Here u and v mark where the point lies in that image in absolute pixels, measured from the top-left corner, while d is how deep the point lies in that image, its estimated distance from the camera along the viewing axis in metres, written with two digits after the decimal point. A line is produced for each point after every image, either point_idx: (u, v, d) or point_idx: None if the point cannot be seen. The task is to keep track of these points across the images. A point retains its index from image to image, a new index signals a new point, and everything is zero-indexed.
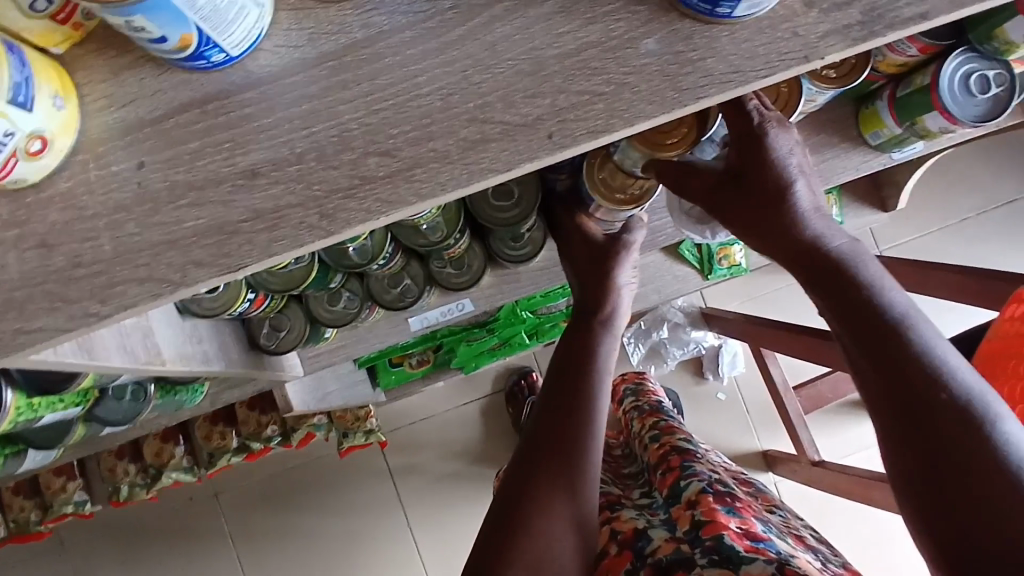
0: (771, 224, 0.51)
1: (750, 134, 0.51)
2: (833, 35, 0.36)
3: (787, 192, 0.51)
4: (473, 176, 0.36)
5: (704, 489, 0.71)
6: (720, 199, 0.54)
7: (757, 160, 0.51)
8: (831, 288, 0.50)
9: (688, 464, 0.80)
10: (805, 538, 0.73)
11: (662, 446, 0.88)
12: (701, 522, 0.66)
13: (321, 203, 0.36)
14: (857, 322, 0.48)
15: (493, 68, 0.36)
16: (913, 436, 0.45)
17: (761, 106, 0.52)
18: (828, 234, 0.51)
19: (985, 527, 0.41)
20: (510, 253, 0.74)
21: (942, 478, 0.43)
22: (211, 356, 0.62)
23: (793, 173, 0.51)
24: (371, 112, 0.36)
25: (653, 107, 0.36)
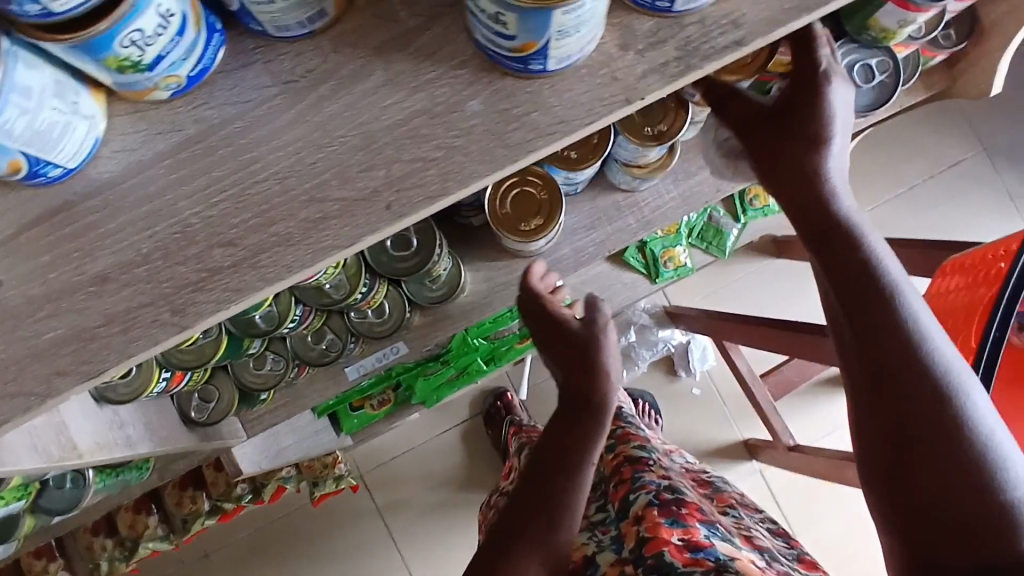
0: (797, 169, 0.51)
1: (808, 81, 0.50)
2: (651, 74, 0.37)
3: (822, 141, 0.50)
4: (317, 256, 0.36)
5: (650, 502, 0.72)
6: (751, 134, 0.54)
7: (800, 107, 0.51)
8: (842, 240, 0.50)
9: (638, 475, 0.80)
10: (756, 536, 0.73)
11: (616, 457, 0.88)
12: (644, 538, 0.67)
13: (172, 300, 0.36)
14: (858, 283, 0.48)
15: (325, 148, 0.36)
16: (887, 405, 0.47)
17: (831, 53, 0.50)
18: (841, 191, 0.51)
19: (942, 499, 0.44)
20: (429, 295, 0.76)
21: (908, 447, 0.45)
22: (135, 440, 0.61)
23: (836, 123, 0.50)
24: (211, 204, 0.36)
25: (485, 167, 0.37)
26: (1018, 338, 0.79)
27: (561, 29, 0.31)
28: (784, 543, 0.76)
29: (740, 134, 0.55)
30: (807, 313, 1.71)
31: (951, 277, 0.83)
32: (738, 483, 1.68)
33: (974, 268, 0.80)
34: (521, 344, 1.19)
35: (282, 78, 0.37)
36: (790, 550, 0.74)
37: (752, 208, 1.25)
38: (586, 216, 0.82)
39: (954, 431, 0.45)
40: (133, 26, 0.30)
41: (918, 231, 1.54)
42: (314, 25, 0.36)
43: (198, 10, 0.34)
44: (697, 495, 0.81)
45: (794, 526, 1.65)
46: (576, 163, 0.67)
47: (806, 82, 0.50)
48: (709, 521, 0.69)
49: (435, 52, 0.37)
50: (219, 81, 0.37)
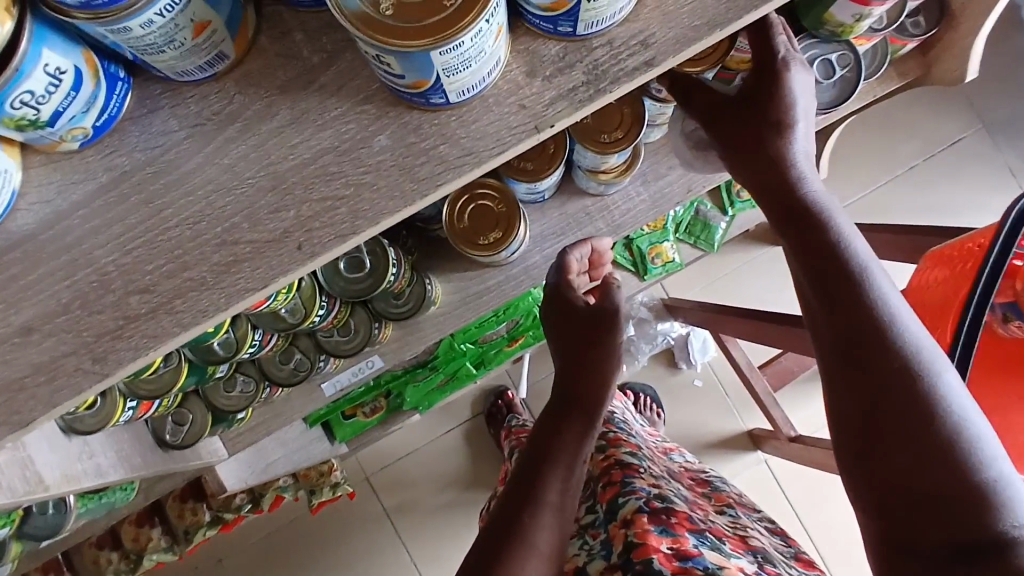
0: (761, 152, 0.50)
1: (767, 66, 0.49)
2: (559, 100, 0.37)
3: (784, 124, 0.49)
4: (231, 298, 0.37)
5: (640, 507, 0.67)
6: (717, 122, 0.53)
7: (762, 91, 0.49)
8: (809, 221, 0.47)
9: (628, 479, 0.74)
10: (752, 535, 0.68)
11: (606, 458, 0.80)
12: (632, 544, 0.63)
13: (92, 348, 0.37)
14: (827, 262, 0.45)
15: (235, 190, 0.36)
16: (860, 386, 0.43)
17: (788, 40, 0.49)
18: (808, 175, 0.49)
19: (921, 483, 0.40)
20: (396, 311, 0.77)
21: (883, 429, 0.41)
22: (105, 468, 0.61)
23: (797, 106, 0.49)
24: (127, 252, 0.37)
25: (394, 203, 0.36)
26: (1003, 329, 0.76)
27: (447, 67, 0.31)
28: (781, 542, 0.70)
29: (706, 124, 0.54)
30: None
31: (934, 268, 0.81)
32: (742, 473, 1.67)
33: (957, 261, 0.77)
34: (510, 347, 1.18)
35: (190, 121, 0.37)
36: (786, 548, 0.69)
37: (740, 200, 1.21)
38: (555, 223, 0.80)
39: (930, 410, 0.41)
40: (21, 88, 0.30)
41: (918, 212, 1.50)
42: (216, 68, 0.36)
43: (95, 64, 0.33)
44: (691, 497, 0.74)
45: (801, 515, 1.64)
46: (535, 173, 0.66)
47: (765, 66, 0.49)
48: (699, 530, 0.64)
49: (339, 87, 0.36)
50: (129, 128, 0.37)
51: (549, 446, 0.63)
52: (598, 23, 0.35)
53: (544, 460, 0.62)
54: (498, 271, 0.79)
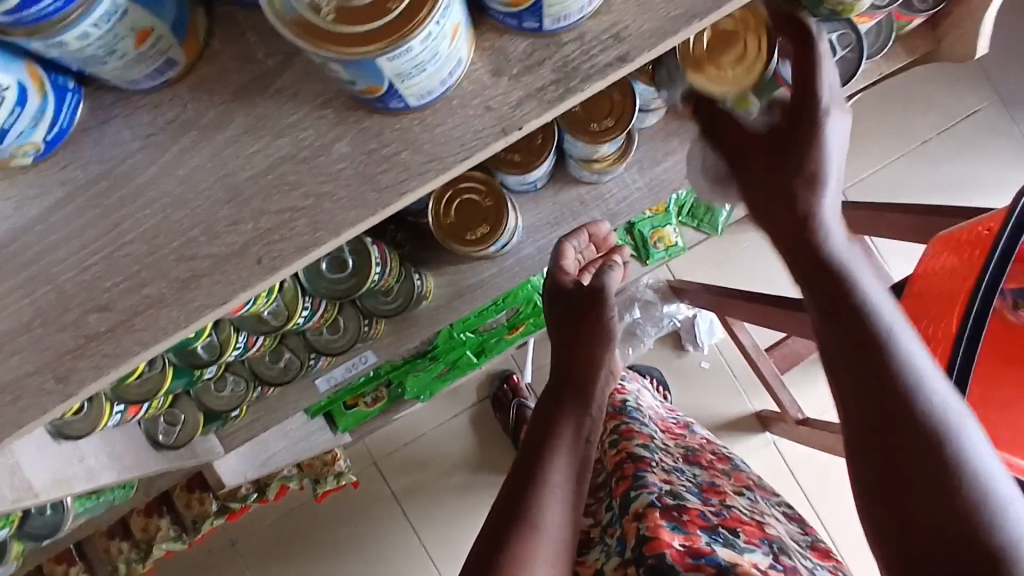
0: (787, 201, 0.46)
1: (805, 108, 0.44)
2: (527, 100, 0.35)
3: (818, 177, 0.45)
4: (191, 314, 0.36)
5: (652, 502, 0.65)
6: (744, 160, 0.49)
7: (796, 136, 0.45)
8: (834, 280, 0.45)
9: (640, 473, 0.71)
10: (769, 523, 0.66)
11: (620, 453, 0.77)
12: (645, 538, 0.61)
13: (54, 368, 0.36)
14: (852, 319, 0.43)
15: (191, 203, 0.35)
16: (878, 434, 0.40)
17: (832, 84, 0.44)
18: (834, 231, 0.46)
19: (941, 538, 0.36)
20: (385, 308, 0.75)
21: (906, 486, 0.38)
22: (95, 472, 0.61)
23: (831, 155, 0.45)
24: (85, 268, 0.36)
25: (356, 213, 0.35)
26: (1013, 315, 0.76)
27: (399, 73, 0.29)
28: (799, 529, 0.69)
29: (732, 160, 0.51)
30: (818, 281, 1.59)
31: (937, 257, 0.77)
32: (751, 454, 1.66)
33: (967, 246, 0.73)
34: (510, 335, 1.18)
35: (144, 131, 0.35)
36: (803, 536, 0.67)
37: None
38: (550, 212, 0.78)
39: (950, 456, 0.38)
40: None
41: (930, 189, 1.46)
42: (167, 75, 0.34)
43: (40, 76, 0.32)
44: (709, 484, 0.72)
45: (809, 495, 1.64)
46: (521, 165, 0.65)
47: (804, 110, 0.44)
48: (710, 526, 0.62)
49: (296, 92, 0.35)
50: (83, 139, 0.35)
51: (549, 430, 0.62)
52: (565, 17, 0.33)
53: (544, 440, 0.61)
54: (491, 263, 0.77)
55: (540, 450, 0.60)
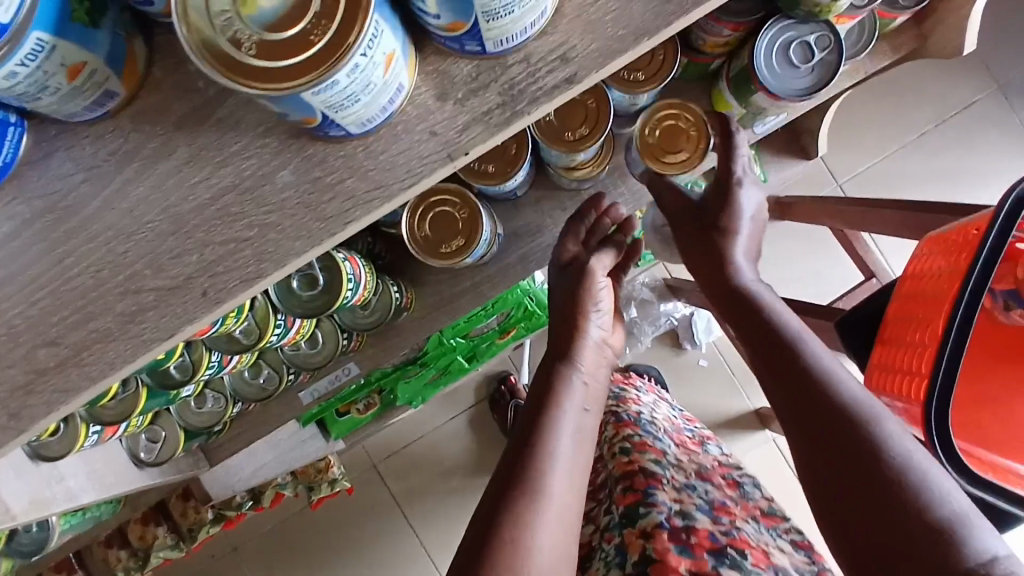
0: (712, 248, 0.65)
1: (724, 182, 0.65)
2: (473, 125, 0.34)
3: (730, 231, 0.64)
4: (137, 349, 0.35)
5: (661, 523, 0.69)
6: (681, 226, 0.68)
7: (718, 204, 0.65)
8: (748, 308, 0.59)
9: (650, 490, 0.74)
10: (775, 551, 0.68)
11: (631, 460, 0.79)
12: (650, 558, 0.67)
13: (5, 404, 0.36)
14: (765, 330, 0.57)
15: (135, 236, 0.35)
16: (805, 411, 0.50)
17: (744, 163, 0.65)
18: (746, 272, 0.63)
19: (869, 486, 0.44)
20: (362, 320, 0.73)
21: (825, 440, 0.48)
22: (75, 493, 0.61)
23: (743, 216, 0.65)
24: (31, 303, 0.35)
25: (301, 243, 0.34)
26: (1003, 316, 0.74)
27: (330, 105, 0.29)
28: (804, 558, 0.70)
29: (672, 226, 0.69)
30: (820, 278, 1.52)
31: (922, 259, 0.75)
32: (750, 451, 1.66)
33: (955, 248, 0.69)
34: (501, 340, 1.18)
35: (87, 163, 0.35)
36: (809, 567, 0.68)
37: None
38: (529, 220, 0.77)
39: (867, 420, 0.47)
40: None
41: (928, 182, 1.44)
42: (106, 106, 0.34)
43: None
44: (720, 501, 0.74)
45: None
46: (494, 177, 0.64)
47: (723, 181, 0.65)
48: (718, 550, 0.67)
49: (238, 121, 0.34)
50: (26, 172, 0.35)
51: (549, 392, 0.61)
52: (508, 40, 0.32)
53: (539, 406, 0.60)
54: (472, 274, 0.77)
55: (537, 423, 0.58)
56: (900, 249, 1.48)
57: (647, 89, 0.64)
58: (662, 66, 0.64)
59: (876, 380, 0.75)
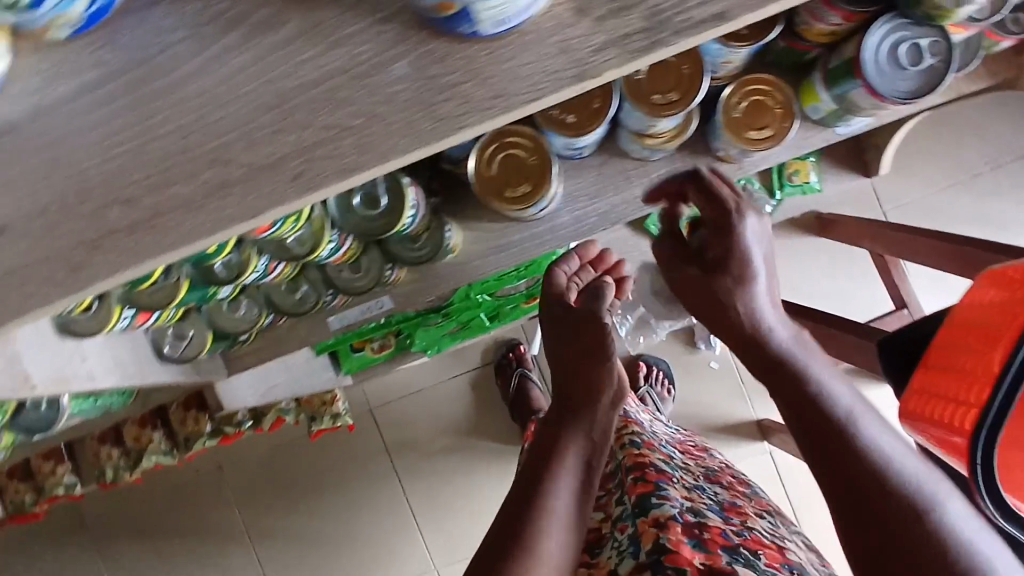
0: (719, 301, 0.56)
1: (729, 218, 0.56)
2: (609, 47, 0.32)
3: (744, 277, 0.55)
4: (216, 224, 0.33)
5: (675, 516, 0.75)
6: (677, 264, 0.59)
7: (725, 245, 0.56)
8: (781, 378, 0.53)
9: (662, 483, 0.81)
10: (788, 549, 0.75)
11: (642, 454, 0.88)
12: (665, 548, 0.71)
13: (69, 257, 0.34)
14: (805, 415, 0.51)
15: (230, 104, 0.33)
16: (875, 543, 0.46)
17: (739, 194, 0.57)
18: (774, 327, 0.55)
19: None
20: (413, 255, 0.73)
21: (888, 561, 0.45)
22: (96, 374, 0.60)
23: (756, 254, 0.56)
24: (110, 158, 0.33)
25: (407, 141, 0.32)
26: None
27: None
28: (815, 562, 0.77)
29: (667, 262, 0.60)
30: (848, 301, 1.50)
31: (981, 287, 0.72)
32: (745, 460, 1.67)
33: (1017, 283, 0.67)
34: (526, 304, 1.17)
35: (190, 19, 0.32)
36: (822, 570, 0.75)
37: (790, 184, 1.17)
38: (589, 184, 0.74)
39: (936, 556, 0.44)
40: None
41: (975, 223, 1.41)
42: None
43: None
44: (728, 504, 0.82)
45: (797, 506, 1.65)
46: (573, 128, 0.62)
47: (725, 217, 0.56)
48: (732, 546, 0.72)
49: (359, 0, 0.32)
50: (123, 20, 0.33)
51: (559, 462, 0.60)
52: None
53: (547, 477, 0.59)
54: (522, 229, 0.75)
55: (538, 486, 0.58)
56: (936, 286, 1.45)
57: (746, 46, 0.61)
58: (766, 27, 0.61)
59: (913, 404, 0.73)
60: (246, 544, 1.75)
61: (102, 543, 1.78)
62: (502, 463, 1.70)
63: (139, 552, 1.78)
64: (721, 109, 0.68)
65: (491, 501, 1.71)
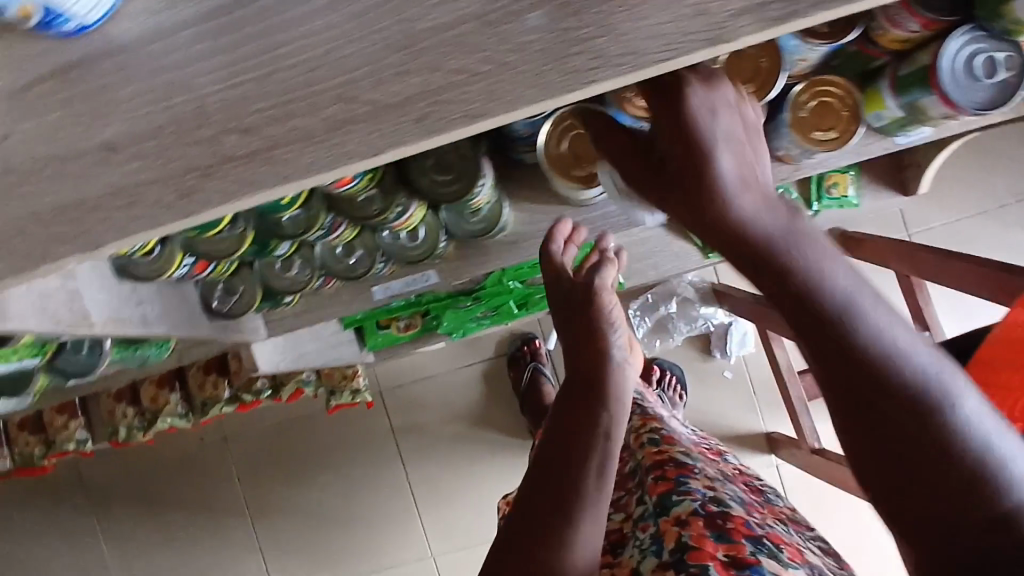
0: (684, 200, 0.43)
1: (677, 105, 0.42)
2: (747, 14, 0.32)
3: (709, 167, 0.42)
4: (336, 160, 0.33)
5: (696, 510, 0.75)
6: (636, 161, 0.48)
7: (678, 135, 0.43)
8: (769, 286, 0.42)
9: (683, 479, 0.82)
10: (806, 551, 0.76)
11: (661, 453, 0.89)
12: (686, 545, 0.71)
13: (179, 182, 0.34)
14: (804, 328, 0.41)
15: (361, 41, 0.32)
16: (891, 461, 0.40)
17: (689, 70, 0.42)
18: (756, 220, 0.42)
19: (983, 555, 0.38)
20: (469, 227, 0.74)
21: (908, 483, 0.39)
22: (151, 320, 0.61)
23: (714, 138, 0.42)
24: (232, 85, 0.33)
25: (535, 91, 0.32)
26: None
27: None
28: (831, 563, 0.78)
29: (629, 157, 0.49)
30: None
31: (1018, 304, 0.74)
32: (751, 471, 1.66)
33: None
34: None
35: None
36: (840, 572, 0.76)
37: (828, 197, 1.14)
38: None
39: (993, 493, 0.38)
40: None
41: (1004, 252, 1.41)
42: None
43: None
44: (748, 502, 0.82)
45: None
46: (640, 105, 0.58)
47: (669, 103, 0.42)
48: (755, 537, 0.72)
49: None
50: None
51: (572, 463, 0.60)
52: None
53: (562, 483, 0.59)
54: (574, 212, 0.75)
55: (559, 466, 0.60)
56: (958, 312, 1.45)
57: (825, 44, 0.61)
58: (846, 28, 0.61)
59: None
60: (244, 516, 1.75)
61: (100, 505, 1.77)
62: (507, 457, 1.69)
63: (136, 516, 1.77)
64: (789, 105, 0.68)
65: (494, 493, 1.70)
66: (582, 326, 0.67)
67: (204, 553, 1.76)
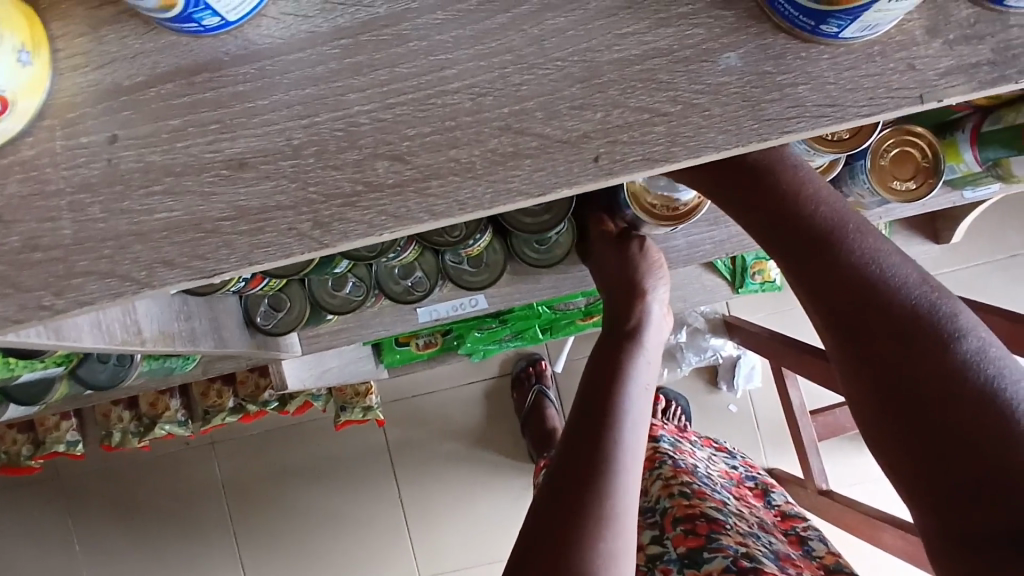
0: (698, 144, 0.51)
1: None
2: (956, 72, 0.29)
3: None
4: (498, 196, 0.30)
5: (727, 565, 0.72)
6: None
7: None
8: (763, 196, 0.47)
9: (714, 535, 0.77)
10: None
11: (693, 506, 0.81)
12: None
13: (317, 210, 0.30)
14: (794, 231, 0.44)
15: (536, 69, 0.29)
16: (883, 349, 0.39)
17: None
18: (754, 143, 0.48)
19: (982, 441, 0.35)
20: (533, 256, 0.71)
21: (906, 371, 0.38)
22: (197, 335, 0.56)
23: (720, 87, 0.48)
24: (387, 106, 0.30)
25: (725, 138, 0.29)
26: None
27: None
28: None
29: None
30: None
31: None
32: None
33: None
34: (583, 321, 1.13)
35: None
36: None
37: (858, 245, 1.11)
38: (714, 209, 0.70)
39: (1003, 414, 0.36)
40: None
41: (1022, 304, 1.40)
42: None
43: None
44: (783, 554, 0.78)
45: None
46: None
47: None
48: None
49: None
50: None
51: (609, 413, 0.57)
52: None
53: (599, 433, 0.55)
54: None
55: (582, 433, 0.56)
56: None
57: None
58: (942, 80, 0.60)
59: None
60: (225, 527, 1.68)
61: (72, 508, 1.68)
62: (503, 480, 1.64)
63: (112, 518, 1.68)
64: (869, 151, 0.67)
65: (489, 517, 1.65)
66: (615, 275, 0.66)
67: (181, 562, 1.68)
